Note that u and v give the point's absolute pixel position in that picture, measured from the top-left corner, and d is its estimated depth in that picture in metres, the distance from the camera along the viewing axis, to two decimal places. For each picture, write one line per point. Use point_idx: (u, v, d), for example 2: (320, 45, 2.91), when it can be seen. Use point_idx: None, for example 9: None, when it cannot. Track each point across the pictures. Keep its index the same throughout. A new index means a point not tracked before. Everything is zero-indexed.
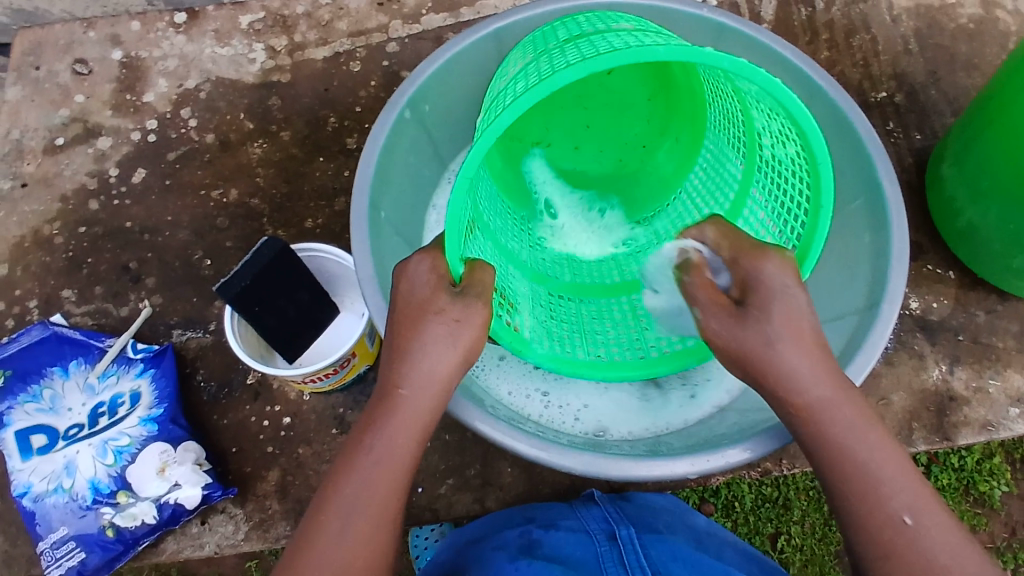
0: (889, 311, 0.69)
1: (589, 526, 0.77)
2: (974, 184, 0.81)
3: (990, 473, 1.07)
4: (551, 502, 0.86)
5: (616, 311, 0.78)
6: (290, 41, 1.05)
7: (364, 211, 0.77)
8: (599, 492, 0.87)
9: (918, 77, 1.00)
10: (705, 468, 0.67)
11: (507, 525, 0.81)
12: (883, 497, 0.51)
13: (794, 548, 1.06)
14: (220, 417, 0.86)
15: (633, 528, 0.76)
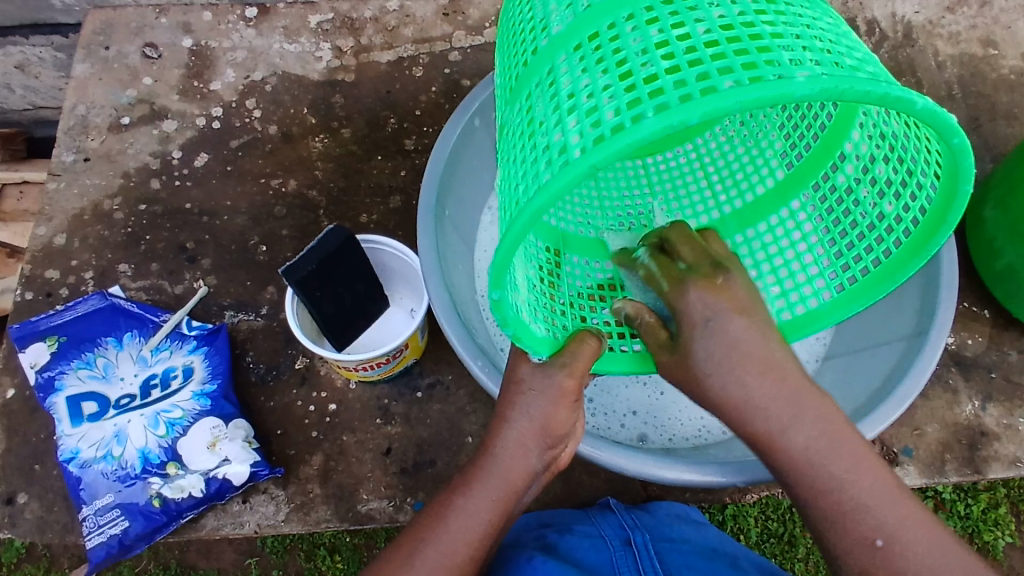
0: (938, 340, 0.72)
1: (604, 532, 0.80)
2: (1017, 229, 0.84)
3: (996, 524, 1.13)
4: (563, 507, 0.88)
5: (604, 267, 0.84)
6: (356, 43, 1.09)
7: (431, 209, 0.80)
8: (616, 501, 0.87)
9: (960, 122, 1.04)
10: (755, 477, 0.72)
11: (528, 527, 0.84)
12: (861, 534, 0.52)
13: None
14: (267, 399, 0.88)
15: (647, 535, 0.79)
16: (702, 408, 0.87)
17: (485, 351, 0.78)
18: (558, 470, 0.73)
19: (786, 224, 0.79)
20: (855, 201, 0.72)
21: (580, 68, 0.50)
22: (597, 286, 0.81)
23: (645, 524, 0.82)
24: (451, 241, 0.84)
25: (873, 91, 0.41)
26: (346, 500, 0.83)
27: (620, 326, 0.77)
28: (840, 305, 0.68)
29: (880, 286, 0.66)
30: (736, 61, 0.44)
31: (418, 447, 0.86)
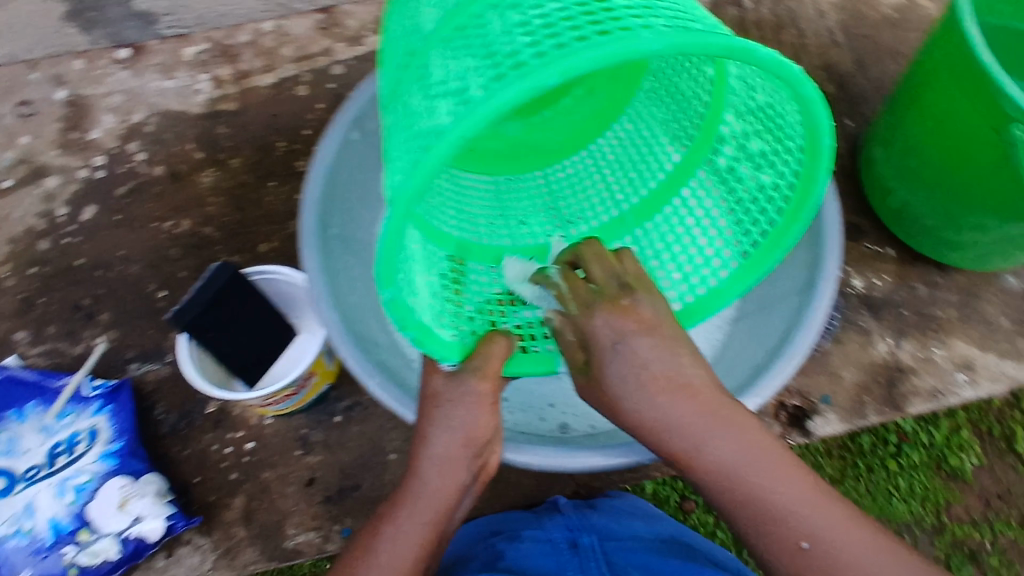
0: (825, 289, 0.73)
1: (552, 535, 0.81)
2: (904, 164, 0.86)
3: (960, 447, 1.14)
4: (513, 511, 0.89)
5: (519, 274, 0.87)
6: (234, 70, 1.06)
7: (314, 230, 0.76)
8: (564, 499, 0.88)
9: (847, 66, 1.04)
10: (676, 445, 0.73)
11: (475, 537, 0.85)
12: (792, 541, 0.56)
13: None
14: (181, 448, 0.86)
15: (595, 535, 0.80)
16: None
17: (385, 368, 0.76)
18: (486, 474, 0.72)
19: (682, 212, 0.84)
20: (738, 176, 0.76)
21: (456, 54, 0.55)
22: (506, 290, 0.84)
23: (594, 523, 0.83)
24: (341, 260, 0.80)
25: (717, 43, 0.47)
26: (271, 539, 0.82)
27: (534, 327, 0.80)
28: (756, 267, 0.74)
29: (762, 265, 0.73)
30: (591, 28, 0.48)
31: (342, 473, 0.84)
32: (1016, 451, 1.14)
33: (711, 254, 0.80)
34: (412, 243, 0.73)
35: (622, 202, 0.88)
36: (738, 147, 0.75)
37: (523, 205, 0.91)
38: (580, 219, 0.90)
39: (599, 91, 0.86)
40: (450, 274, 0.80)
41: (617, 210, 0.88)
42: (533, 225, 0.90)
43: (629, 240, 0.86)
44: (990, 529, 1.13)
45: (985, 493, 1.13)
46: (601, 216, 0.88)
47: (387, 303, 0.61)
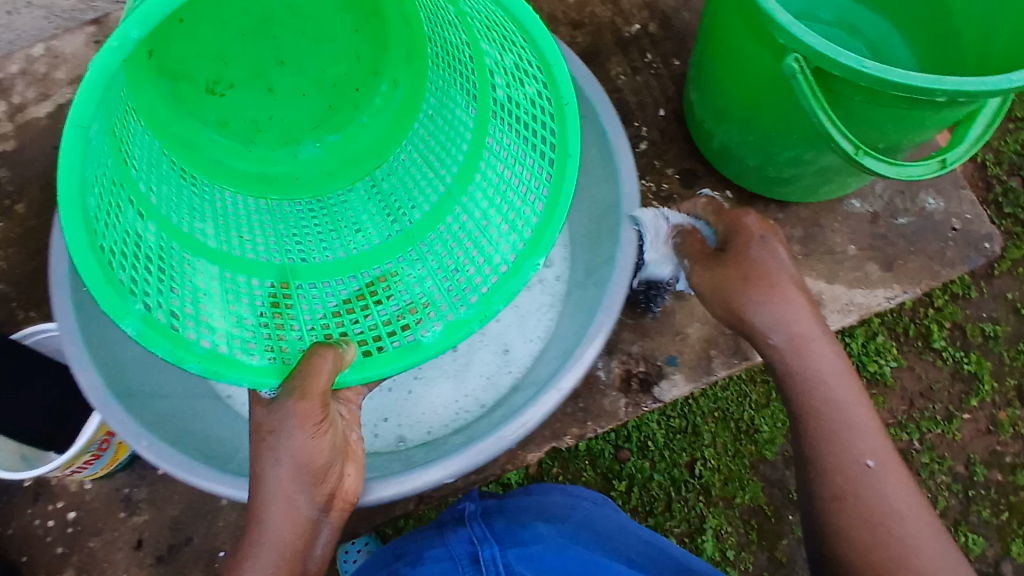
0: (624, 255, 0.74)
1: (453, 552, 0.78)
2: (714, 106, 0.81)
3: (878, 352, 1.21)
4: (419, 530, 0.87)
5: (351, 284, 0.79)
6: (8, 104, 0.96)
7: (65, 278, 0.68)
8: (472, 506, 0.85)
9: (669, 2, 0.98)
10: (511, 438, 0.69)
11: (379, 566, 0.84)
12: (854, 455, 0.61)
13: (712, 470, 1.19)
14: (3, 528, 0.81)
15: (497, 545, 0.78)
16: (456, 391, 0.82)
17: (165, 423, 0.68)
18: (343, 500, 0.66)
19: (496, 181, 0.77)
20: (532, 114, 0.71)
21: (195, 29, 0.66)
22: (340, 303, 0.78)
23: (495, 530, 0.81)
24: None
25: None
26: None
27: (378, 329, 0.74)
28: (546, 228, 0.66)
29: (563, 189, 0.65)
30: None
31: (171, 527, 0.80)
32: (934, 348, 1.23)
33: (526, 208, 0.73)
34: (200, 281, 0.70)
35: (445, 177, 0.80)
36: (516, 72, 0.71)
37: (354, 213, 0.85)
38: (410, 208, 0.82)
39: (402, 82, 0.83)
40: (267, 301, 0.75)
41: (442, 186, 0.80)
42: (368, 229, 0.84)
43: (458, 211, 0.79)
44: (917, 428, 1.21)
45: (907, 393, 1.21)
46: (426, 205, 0.81)
47: (133, 337, 0.54)
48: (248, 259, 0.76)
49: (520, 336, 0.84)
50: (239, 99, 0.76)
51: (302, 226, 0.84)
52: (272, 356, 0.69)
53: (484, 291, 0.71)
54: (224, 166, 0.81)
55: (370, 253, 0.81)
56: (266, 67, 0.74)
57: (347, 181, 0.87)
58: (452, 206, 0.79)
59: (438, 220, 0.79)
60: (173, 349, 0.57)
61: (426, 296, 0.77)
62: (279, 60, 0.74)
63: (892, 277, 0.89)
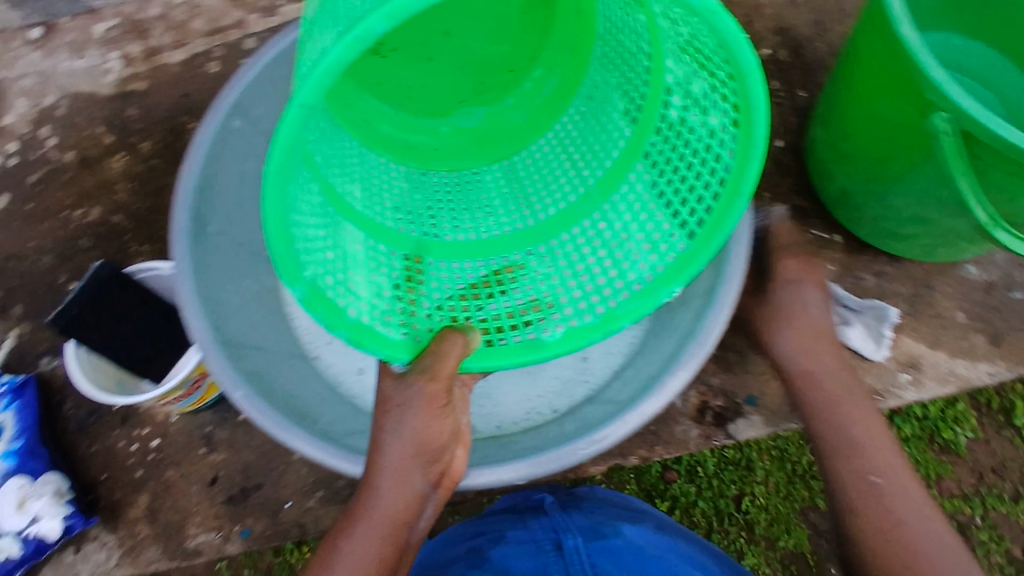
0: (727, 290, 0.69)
1: (536, 536, 0.81)
2: (838, 148, 0.78)
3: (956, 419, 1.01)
4: (499, 512, 0.89)
5: (479, 267, 0.81)
6: (145, 46, 1.00)
7: (185, 229, 0.73)
8: (551, 500, 0.89)
9: (804, 30, 0.94)
10: (581, 453, 0.69)
11: (460, 539, 0.86)
12: (859, 475, 0.65)
13: (759, 508, 1.05)
14: (89, 444, 0.86)
15: (581, 537, 0.80)
16: (531, 389, 0.85)
17: (260, 376, 0.73)
18: (452, 480, 0.65)
19: (633, 190, 0.76)
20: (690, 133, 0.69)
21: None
22: (468, 286, 0.80)
23: (578, 524, 0.83)
24: (221, 258, 0.77)
25: None
26: (174, 537, 0.82)
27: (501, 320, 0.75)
28: (688, 259, 0.64)
29: (709, 237, 0.63)
30: None
31: (243, 472, 0.84)
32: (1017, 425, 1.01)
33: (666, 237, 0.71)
34: (349, 247, 0.74)
35: (588, 178, 0.81)
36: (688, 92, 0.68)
37: (487, 195, 0.86)
38: (544, 203, 0.83)
39: (557, 69, 0.82)
40: (402, 273, 0.77)
41: (583, 187, 0.81)
42: (500, 215, 0.85)
43: (597, 217, 0.79)
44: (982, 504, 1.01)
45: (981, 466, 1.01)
46: (562, 200, 0.82)
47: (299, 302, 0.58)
48: (387, 228, 0.81)
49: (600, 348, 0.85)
50: (399, 66, 0.72)
51: (438, 200, 0.85)
52: (406, 332, 0.70)
53: (613, 303, 0.70)
54: (374, 128, 0.80)
55: (501, 240, 0.83)
56: (432, 39, 0.69)
57: (483, 161, 0.87)
58: (591, 209, 0.79)
59: (574, 221, 0.80)
60: (318, 311, 0.60)
61: (551, 296, 0.77)
62: (445, 33, 0.69)
63: (1000, 353, 0.85)
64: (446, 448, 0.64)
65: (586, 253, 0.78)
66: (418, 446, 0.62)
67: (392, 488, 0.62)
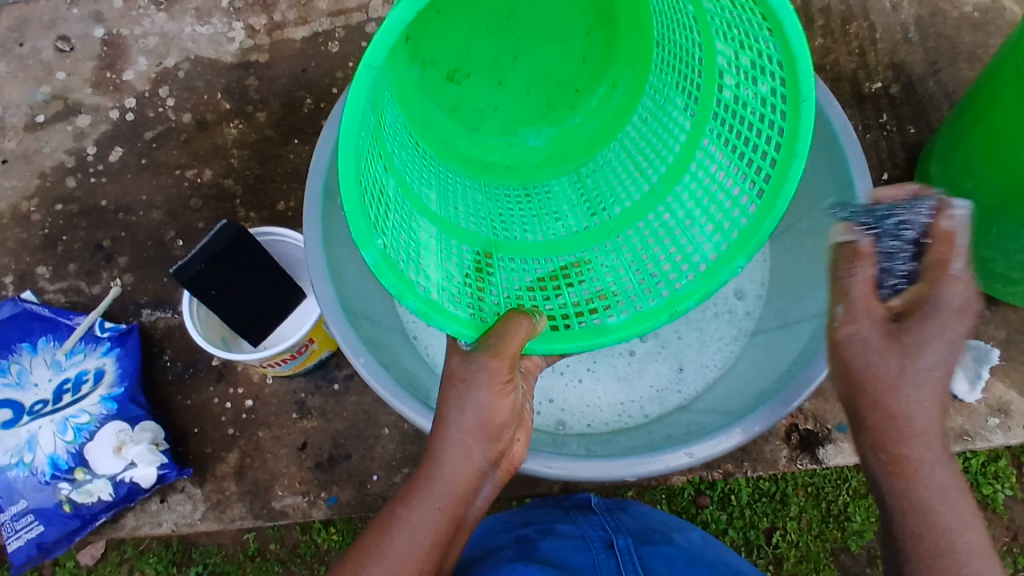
0: None
1: (586, 533, 0.78)
2: (957, 186, 0.80)
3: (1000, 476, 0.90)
4: (543, 506, 0.88)
5: (547, 265, 0.76)
6: (270, 21, 1.04)
7: (318, 195, 0.73)
8: (597, 499, 0.87)
9: (917, 68, 0.97)
10: (678, 463, 0.64)
11: (504, 530, 0.82)
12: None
13: (789, 544, 0.94)
14: (183, 397, 0.87)
15: (630, 538, 0.77)
16: (624, 393, 0.82)
17: (377, 346, 0.74)
18: (512, 462, 0.60)
19: (701, 177, 0.71)
20: (753, 116, 0.64)
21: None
22: (536, 279, 0.76)
23: (628, 529, 0.80)
24: (345, 229, 0.77)
25: None
26: (260, 497, 0.84)
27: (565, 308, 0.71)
28: (750, 231, 0.61)
29: (771, 209, 0.59)
30: None
31: (333, 441, 0.85)
32: None
33: (733, 207, 0.67)
34: (422, 237, 0.68)
35: (651, 175, 0.75)
36: (742, 69, 0.64)
37: (556, 202, 0.81)
38: (613, 202, 0.78)
39: (621, 84, 0.77)
40: (472, 266, 0.72)
41: (646, 184, 0.76)
42: (568, 219, 0.79)
43: (661, 210, 0.75)
44: None
45: None
46: (630, 197, 0.77)
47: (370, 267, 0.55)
48: (461, 229, 0.74)
49: (698, 360, 0.83)
50: (474, 90, 0.71)
51: (508, 209, 0.80)
52: (474, 313, 0.67)
53: (676, 286, 0.68)
54: (455, 149, 0.76)
55: (570, 237, 0.78)
56: (501, 60, 0.68)
57: (554, 176, 0.81)
58: (652, 205, 0.75)
59: (638, 217, 0.75)
60: (387, 265, 0.56)
61: (617, 288, 0.73)
62: (514, 57, 0.68)
63: None
64: (507, 427, 0.58)
65: (653, 254, 0.74)
66: (484, 430, 0.57)
67: (457, 459, 0.57)
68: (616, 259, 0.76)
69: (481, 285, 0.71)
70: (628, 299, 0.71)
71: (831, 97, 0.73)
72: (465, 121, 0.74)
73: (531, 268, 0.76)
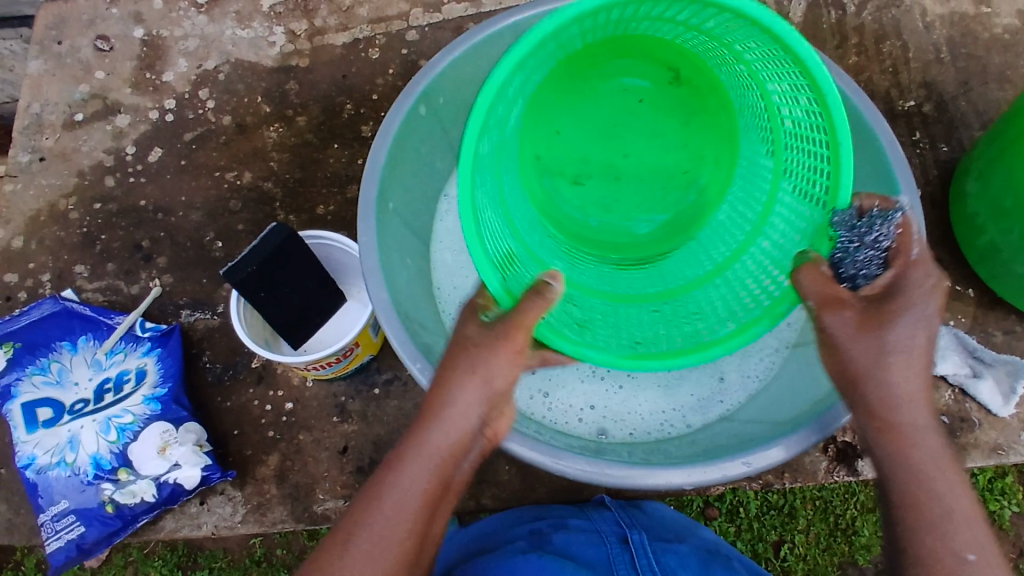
0: None
1: (601, 528, 0.78)
2: (997, 204, 0.81)
3: (1001, 493, 1.01)
4: (557, 505, 0.86)
5: (641, 316, 0.74)
6: (310, 25, 1.04)
7: (373, 201, 0.74)
8: (610, 497, 0.86)
9: (948, 87, 0.99)
10: (726, 476, 0.65)
11: (515, 522, 0.82)
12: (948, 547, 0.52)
13: (797, 558, 0.99)
14: (223, 399, 0.87)
15: (645, 534, 0.77)
16: (666, 403, 0.83)
17: (429, 352, 0.74)
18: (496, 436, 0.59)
19: (783, 227, 0.69)
20: (810, 161, 0.65)
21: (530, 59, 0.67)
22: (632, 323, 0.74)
23: (642, 526, 0.79)
24: (393, 231, 0.78)
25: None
26: (302, 500, 0.84)
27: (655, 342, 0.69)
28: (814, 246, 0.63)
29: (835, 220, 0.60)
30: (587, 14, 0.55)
31: (374, 445, 0.85)
32: None
33: (798, 256, 0.66)
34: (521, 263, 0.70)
35: (741, 229, 0.74)
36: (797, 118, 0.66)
37: (673, 272, 0.79)
38: (707, 262, 0.76)
39: (721, 154, 0.78)
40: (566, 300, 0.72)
41: (737, 240, 0.74)
42: (671, 279, 0.78)
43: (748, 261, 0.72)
44: None
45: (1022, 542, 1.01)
46: (720, 252, 0.75)
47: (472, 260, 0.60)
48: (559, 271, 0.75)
49: (739, 370, 0.83)
50: (556, 147, 0.78)
51: (610, 268, 0.80)
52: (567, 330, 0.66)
53: (750, 313, 0.67)
54: (566, 212, 0.81)
55: (659, 291, 0.76)
56: (575, 119, 0.77)
57: (677, 248, 0.80)
58: (731, 266, 0.73)
59: (729, 267, 0.73)
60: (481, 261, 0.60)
61: (700, 326, 0.70)
62: (594, 121, 0.77)
63: None
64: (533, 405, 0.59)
65: (726, 303, 0.70)
66: (488, 399, 0.56)
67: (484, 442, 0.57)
68: (702, 311, 0.73)
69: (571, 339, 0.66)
70: (701, 329, 0.70)
71: (870, 101, 0.72)
72: (560, 185, 0.80)
73: (620, 325, 0.72)
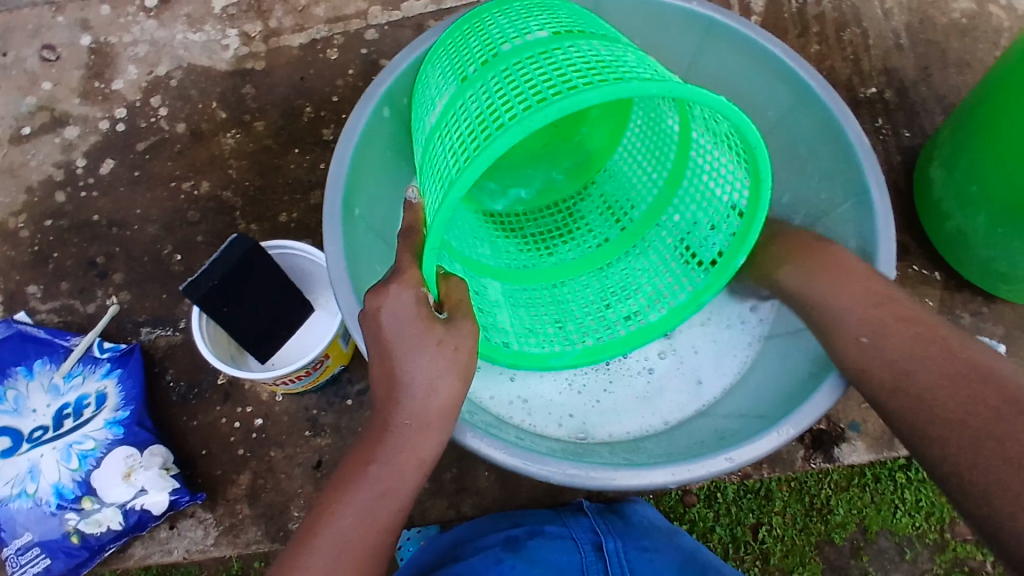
0: None
1: (575, 534, 0.76)
2: (963, 190, 0.81)
3: None
4: (537, 508, 0.85)
5: (561, 297, 0.80)
6: (264, 27, 1.00)
7: (339, 210, 0.71)
8: (589, 502, 0.84)
9: (909, 73, 0.99)
10: (703, 470, 0.64)
11: (492, 529, 0.80)
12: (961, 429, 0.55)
13: (775, 539, 0.91)
14: (189, 418, 0.85)
15: (619, 540, 0.75)
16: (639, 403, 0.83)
17: None
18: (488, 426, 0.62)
19: (678, 211, 0.76)
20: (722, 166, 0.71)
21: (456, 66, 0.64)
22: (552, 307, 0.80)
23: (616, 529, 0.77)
24: (364, 244, 0.76)
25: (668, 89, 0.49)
26: (276, 519, 0.82)
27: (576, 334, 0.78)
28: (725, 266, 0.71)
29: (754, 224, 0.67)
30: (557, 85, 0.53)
31: None
32: None
33: (698, 257, 0.74)
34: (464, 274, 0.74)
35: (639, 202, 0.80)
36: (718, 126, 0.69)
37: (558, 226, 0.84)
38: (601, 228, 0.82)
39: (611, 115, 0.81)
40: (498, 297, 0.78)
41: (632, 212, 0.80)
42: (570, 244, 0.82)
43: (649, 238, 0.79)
44: None
45: None
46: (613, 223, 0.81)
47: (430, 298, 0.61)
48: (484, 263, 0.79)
49: (712, 367, 0.83)
50: None
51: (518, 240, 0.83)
52: (499, 341, 0.74)
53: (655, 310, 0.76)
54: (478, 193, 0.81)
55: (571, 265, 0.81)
56: None
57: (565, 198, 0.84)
58: (619, 257, 0.80)
59: (630, 244, 0.80)
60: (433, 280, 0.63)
61: (612, 310, 0.79)
62: None
63: None
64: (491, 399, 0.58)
65: (641, 289, 0.79)
66: None
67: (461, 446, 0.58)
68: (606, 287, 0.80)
69: (483, 322, 0.73)
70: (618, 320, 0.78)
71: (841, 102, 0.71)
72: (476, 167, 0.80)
73: (529, 307, 0.79)
